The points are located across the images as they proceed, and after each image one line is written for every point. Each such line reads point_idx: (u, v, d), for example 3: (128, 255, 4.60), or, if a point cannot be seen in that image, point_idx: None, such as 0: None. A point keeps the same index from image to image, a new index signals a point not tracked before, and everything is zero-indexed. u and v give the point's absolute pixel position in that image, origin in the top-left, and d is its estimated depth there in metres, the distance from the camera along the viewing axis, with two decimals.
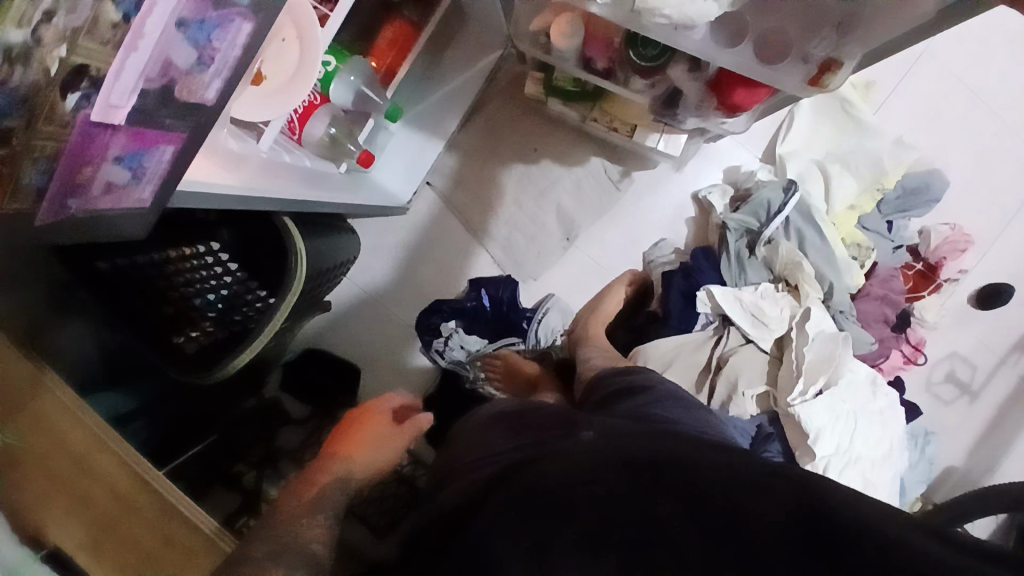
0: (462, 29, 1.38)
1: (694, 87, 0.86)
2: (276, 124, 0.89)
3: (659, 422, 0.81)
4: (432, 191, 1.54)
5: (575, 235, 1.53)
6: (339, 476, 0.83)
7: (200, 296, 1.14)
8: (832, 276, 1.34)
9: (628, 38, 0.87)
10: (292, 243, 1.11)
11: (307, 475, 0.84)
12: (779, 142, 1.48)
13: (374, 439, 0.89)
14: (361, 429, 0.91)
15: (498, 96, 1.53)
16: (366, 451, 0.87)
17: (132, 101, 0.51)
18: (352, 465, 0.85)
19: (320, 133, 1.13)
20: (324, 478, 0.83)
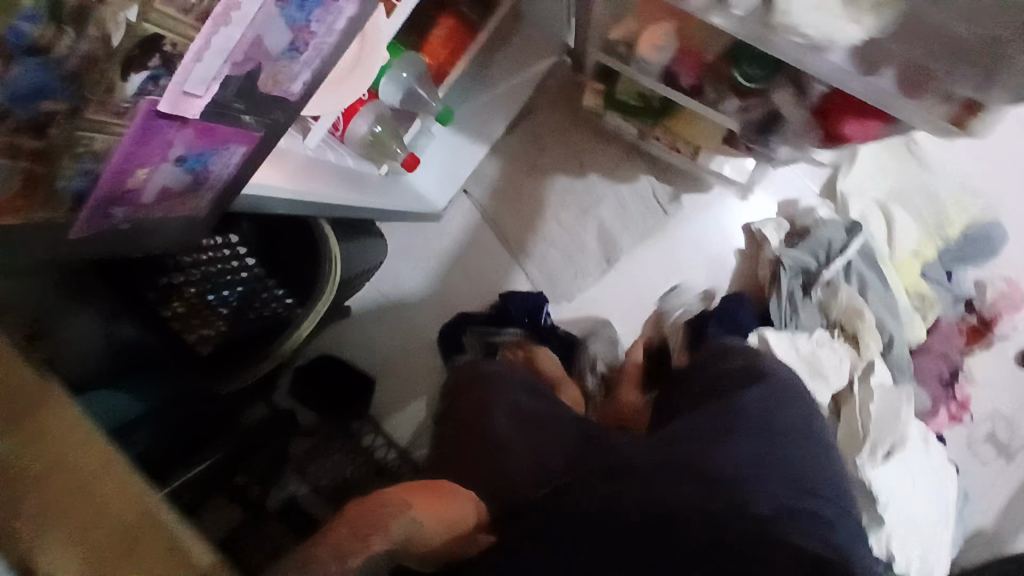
0: (517, 31, 1.32)
1: (797, 113, 0.77)
2: (326, 120, 0.81)
3: (737, 458, 0.76)
4: (468, 200, 1.45)
5: (616, 258, 1.42)
6: (404, 531, 0.63)
7: (219, 293, 1.07)
8: (893, 328, 1.24)
9: (730, 55, 0.76)
10: (325, 247, 1.04)
11: (360, 514, 0.63)
12: (840, 178, 1.35)
13: (447, 515, 0.69)
14: (439, 504, 0.70)
15: (546, 103, 1.43)
16: (435, 522, 0.67)
17: (212, 91, 0.47)
18: (424, 525, 0.66)
19: (363, 131, 1.05)
20: (383, 534, 0.61)
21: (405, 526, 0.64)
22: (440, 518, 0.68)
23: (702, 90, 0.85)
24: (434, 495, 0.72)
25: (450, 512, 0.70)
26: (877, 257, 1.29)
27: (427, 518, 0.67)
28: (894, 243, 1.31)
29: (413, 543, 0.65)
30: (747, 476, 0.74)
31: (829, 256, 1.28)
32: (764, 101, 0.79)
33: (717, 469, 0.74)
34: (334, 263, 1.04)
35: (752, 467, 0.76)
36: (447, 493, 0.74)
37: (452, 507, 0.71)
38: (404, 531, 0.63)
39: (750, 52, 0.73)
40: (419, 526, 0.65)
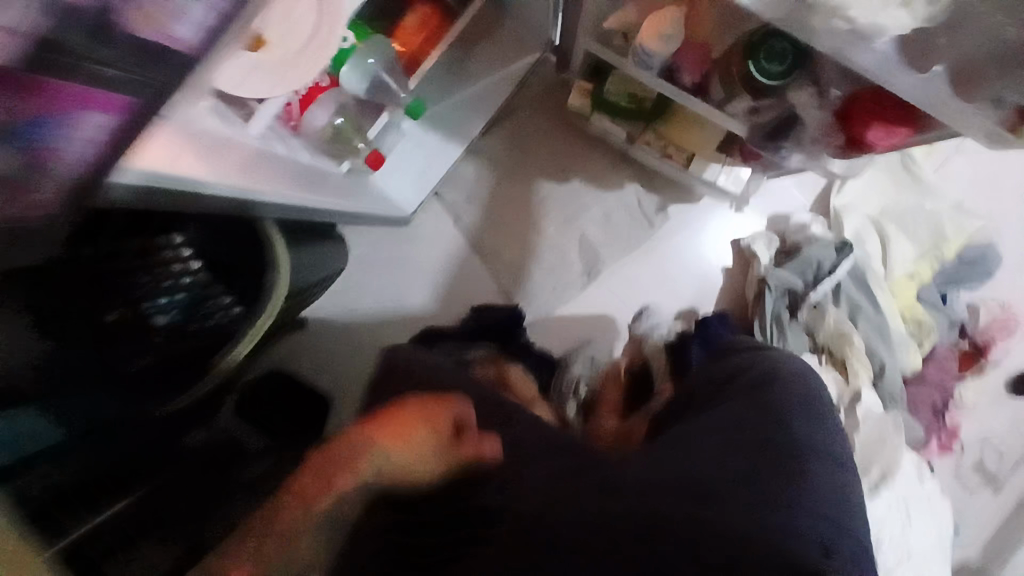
0: (499, 22, 1.21)
1: (817, 116, 0.67)
2: (272, 102, 0.70)
3: (754, 464, 0.62)
4: (439, 204, 1.34)
5: (597, 271, 1.32)
6: (368, 474, 0.62)
7: (166, 298, 0.85)
8: (883, 354, 1.16)
9: (746, 47, 0.67)
10: (272, 252, 0.89)
11: (326, 451, 0.63)
12: (833, 194, 1.27)
13: (418, 446, 0.63)
14: (405, 422, 0.64)
15: (528, 104, 1.33)
16: (402, 458, 0.63)
17: (67, 29, 0.33)
18: (391, 455, 0.62)
19: (322, 124, 0.93)
20: (348, 473, 0.61)
21: (368, 469, 0.61)
22: (409, 450, 0.63)
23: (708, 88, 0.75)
24: (405, 420, 0.64)
25: (422, 442, 0.63)
26: (868, 279, 1.21)
27: (393, 455, 0.62)
28: (890, 264, 1.25)
29: (386, 481, 0.63)
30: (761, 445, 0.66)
31: (818, 277, 1.19)
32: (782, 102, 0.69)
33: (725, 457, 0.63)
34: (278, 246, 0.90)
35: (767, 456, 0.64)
36: (421, 416, 0.64)
37: (424, 437, 0.63)
38: (371, 475, 0.62)
39: (770, 37, 0.64)
40: (386, 457, 0.62)
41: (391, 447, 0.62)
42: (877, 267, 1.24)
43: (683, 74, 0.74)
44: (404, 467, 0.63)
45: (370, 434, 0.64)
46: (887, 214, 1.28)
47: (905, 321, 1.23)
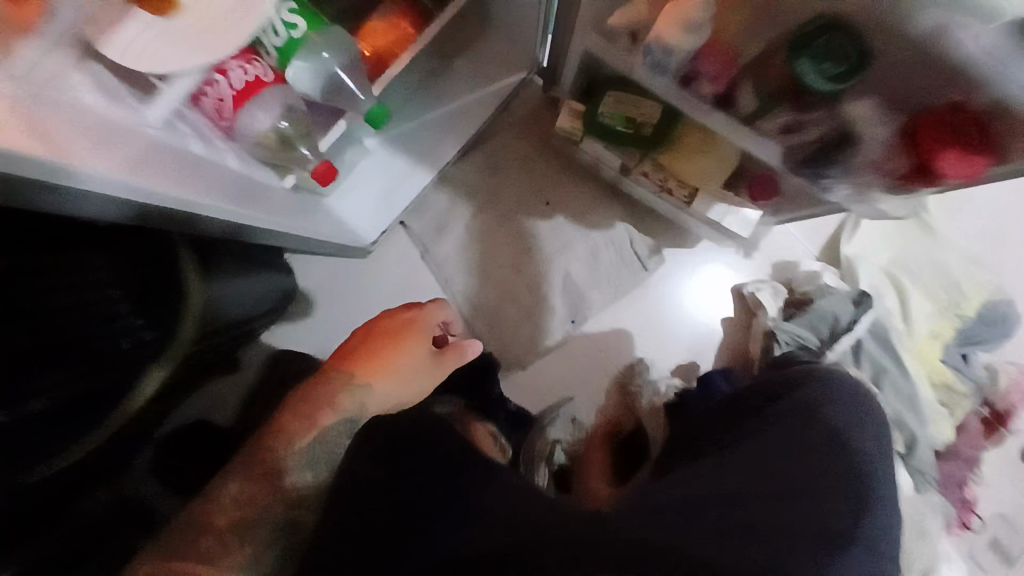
0: (480, 36, 1.08)
1: (881, 134, 0.54)
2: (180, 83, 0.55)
3: (765, 477, 0.57)
4: (405, 234, 1.17)
5: (584, 318, 1.16)
6: (353, 401, 0.71)
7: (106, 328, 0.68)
8: (913, 425, 1.04)
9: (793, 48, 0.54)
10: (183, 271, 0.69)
11: (308, 393, 0.72)
12: (844, 240, 1.14)
13: (398, 368, 0.77)
14: (392, 339, 0.80)
15: (508, 128, 1.19)
16: (384, 381, 0.75)
17: None
18: (374, 388, 0.74)
19: (266, 129, 0.76)
20: (328, 410, 0.70)
21: (351, 395, 0.72)
22: (388, 375, 0.76)
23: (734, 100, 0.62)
24: (383, 347, 0.79)
25: (402, 366, 0.77)
26: (892, 336, 1.08)
27: (374, 380, 0.74)
28: (908, 321, 1.12)
29: (374, 405, 0.73)
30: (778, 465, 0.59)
31: (834, 334, 1.05)
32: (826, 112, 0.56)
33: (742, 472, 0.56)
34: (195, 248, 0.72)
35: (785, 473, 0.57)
36: (395, 348, 0.79)
37: (398, 360, 0.77)
38: (353, 400, 0.71)
39: (831, 29, 0.50)
40: (369, 389, 0.73)
41: (376, 377, 0.75)
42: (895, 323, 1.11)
43: (699, 83, 0.61)
44: (395, 382, 0.75)
45: (355, 372, 0.75)
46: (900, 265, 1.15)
47: (935, 388, 1.10)
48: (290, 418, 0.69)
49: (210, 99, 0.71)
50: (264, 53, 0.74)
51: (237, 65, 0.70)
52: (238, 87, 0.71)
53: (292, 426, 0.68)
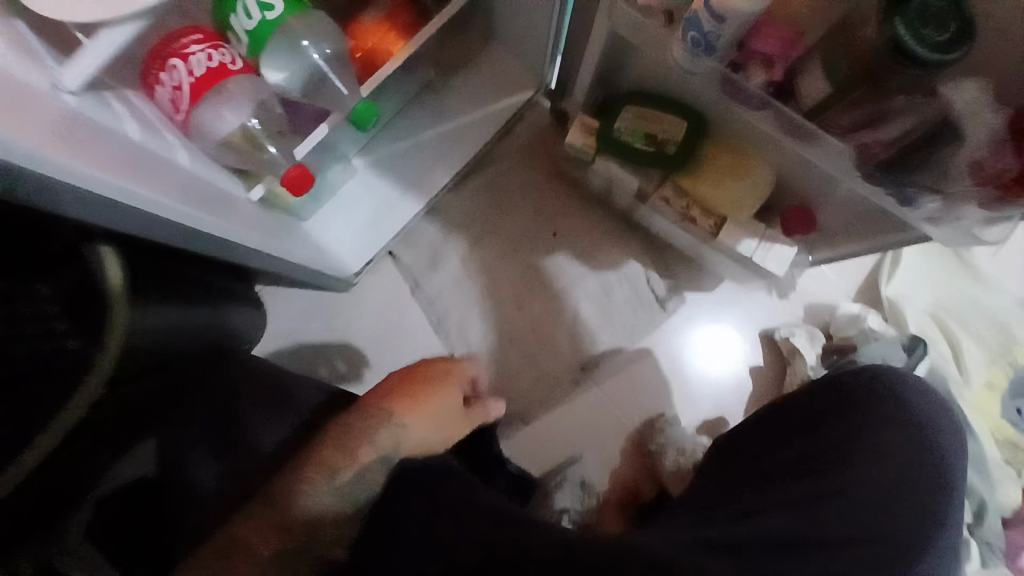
0: (483, 51, 1.00)
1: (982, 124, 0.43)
2: (98, 41, 0.43)
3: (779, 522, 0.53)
4: (394, 265, 1.05)
5: (595, 364, 1.04)
6: (389, 441, 0.54)
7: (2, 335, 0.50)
8: (983, 489, 0.90)
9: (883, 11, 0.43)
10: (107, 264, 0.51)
11: (333, 432, 0.55)
12: (883, 282, 1.01)
13: (439, 410, 0.59)
14: (425, 383, 0.61)
15: (511, 155, 1.07)
16: (425, 420, 0.57)
17: None
18: (413, 430, 0.56)
19: (230, 132, 0.65)
20: (365, 448, 0.53)
21: (387, 432, 0.55)
22: (429, 416, 0.58)
23: (793, 90, 0.51)
24: (422, 380, 0.61)
25: (442, 404, 0.60)
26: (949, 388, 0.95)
27: (413, 420, 0.56)
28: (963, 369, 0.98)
29: (412, 447, 0.55)
30: (802, 506, 0.55)
31: None
32: (916, 103, 0.46)
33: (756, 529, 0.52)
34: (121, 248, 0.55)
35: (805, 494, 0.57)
36: (436, 384, 0.61)
37: (440, 398, 0.60)
38: (389, 437, 0.54)
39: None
40: (406, 431, 0.55)
41: (414, 420, 0.57)
42: (948, 371, 0.97)
43: (750, 69, 0.50)
44: (436, 427, 0.58)
45: (390, 408, 0.57)
46: (952, 307, 1.00)
47: (998, 445, 0.95)
48: (309, 452, 0.54)
49: (166, 87, 0.61)
50: (235, 41, 0.65)
51: (200, 49, 0.60)
52: (198, 73, 0.60)
53: (318, 460, 0.53)
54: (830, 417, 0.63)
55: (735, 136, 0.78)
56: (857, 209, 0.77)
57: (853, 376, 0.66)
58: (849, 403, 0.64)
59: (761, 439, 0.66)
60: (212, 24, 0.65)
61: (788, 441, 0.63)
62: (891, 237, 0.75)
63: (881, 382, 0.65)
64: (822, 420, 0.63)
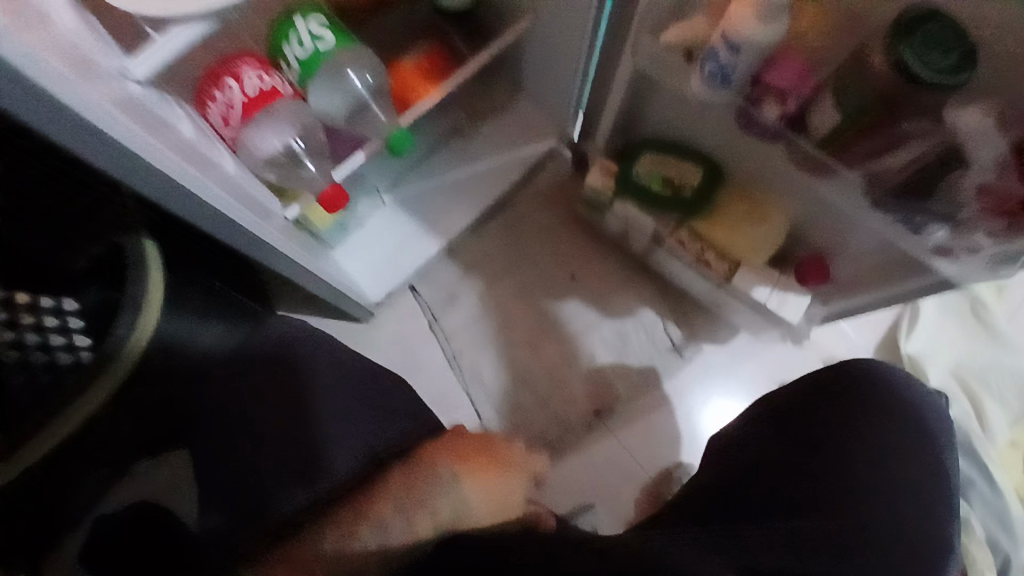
0: (511, 102, 1.06)
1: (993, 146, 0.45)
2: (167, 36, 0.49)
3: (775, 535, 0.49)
4: (414, 300, 1.06)
5: (609, 410, 1.03)
6: (449, 512, 0.49)
7: (21, 334, 0.68)
8: (1007, 546, 0.87)
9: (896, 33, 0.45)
10: (143, 275, 0.66)
11: (394, 480, 0.50)
12: (902, 337, 1.01)
13: (506, 487, 0.53)
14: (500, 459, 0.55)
15: (533, 200, 1.11)
16: (490, 501, 0.51)
17: None
18: (472, 499, 0.50)
19: (272, 152, 0.70)
20: (423, 510, 0.48)
21: (449, 503, 0.49)
22: (493, 490, 0.52)
23: (806, 122, 0.54)
24: (495, 454, 0.55)
25: (510, 484, 0.54)
26: (974, 442, 0.92)
27: (478, 491, 0.51)
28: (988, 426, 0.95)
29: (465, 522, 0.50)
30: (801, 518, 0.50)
31: None
32: (926, 128, 0.48)
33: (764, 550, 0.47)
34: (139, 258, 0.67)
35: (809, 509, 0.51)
36: (506, 461, 0.55)
37: (507, 477, 0.54)
38: (449, 507, 0.49)
39: (926, 19, 0.44)
40: (465, 498, 0.50)
41: (476, 487, 0.51)
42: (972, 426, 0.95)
43: (765, 104, 0.54)
44: (497, 503, 0.52)
45: (457, 468, 0.51)
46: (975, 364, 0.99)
47: None
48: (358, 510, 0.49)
49: (218, 104, 0.66)
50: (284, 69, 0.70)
51: (253, 73, 0.66)
52: (250, 94, 0.66)
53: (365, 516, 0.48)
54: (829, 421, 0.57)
55: (749, 183, 0.81)
56: (872, 261, 0.78)
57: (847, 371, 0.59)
58: (845, 405, 0.58)
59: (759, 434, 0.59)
60: (265, 54, 0.71)
61: (783, 435, 0.57)
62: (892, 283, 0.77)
63: (887, 382, 0.59)
64: (819, 425, 0.57)
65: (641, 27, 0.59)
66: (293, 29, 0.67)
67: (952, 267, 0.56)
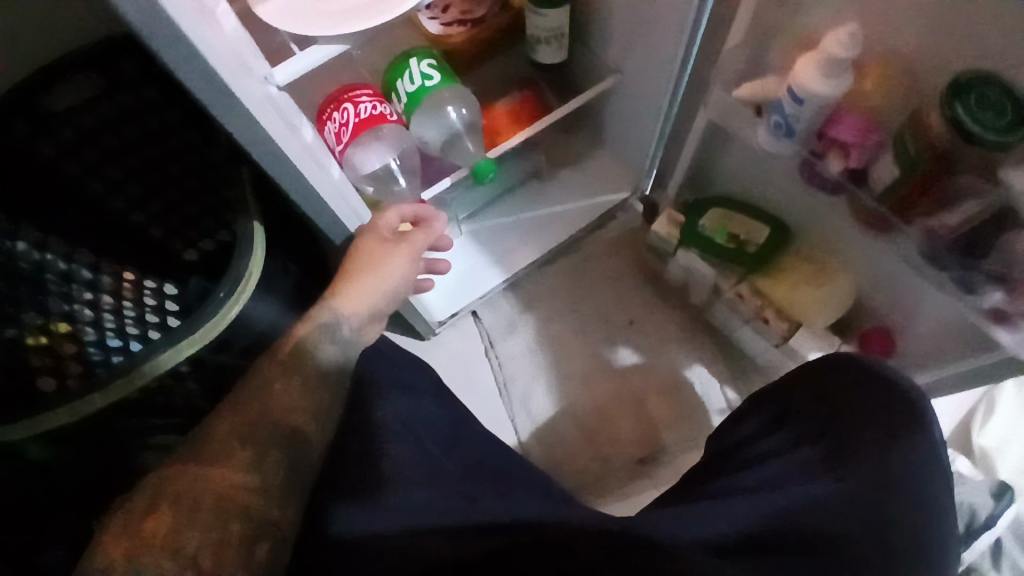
0: (590, 153, 1.13)
1: None
2: (309, 54, 0.60)
3: (733, 484, 0.54)
4: (475, 324, 1.12)
5: (654, 459, 1.02)
6: (328, 316, 0.64)
7: (101, 295, 0.77)
8: None
9: (955, 89, 0.48)
10: (247, 251, 0.74)
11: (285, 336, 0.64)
12: (975, 429, 0.94)
13: (364, 265, 0.68)
14: (350, 253, 0.70)
15: (601, 246, 1.15)
16: (352, 285, 0.66)
17: None
18: (340, 296, 0.66)
19: (372, 170, 0.80)
20: (303, 327, 0.63)
21: (321, 313, 0.64)
22: (354, 281, 0.67)
23: (868, 177, 0.58)
24: (345, 259, 0.70)
25: (369, 261, 0.69)
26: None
27: (338, 290, 0.66)
28: None
29: (360, 311, 0.66)
30: (767, 476, 0.54)
31: (969, 530, 0.83)
32: (979, 188, 0.51)
33: (719, 501, 0.50)
34: (243, 226, 0.74)
35: (788, 475, 0.53)
36: (358, 246, 0.71)
37: (364, 253, 0.69)
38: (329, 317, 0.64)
39: (986, 81, 0.47)
40: (335, 301, 0.65)
41: (338, 291, 0.66)
42: None
43: (829, 156, 0.58)
44: (370, 282, 0.67)
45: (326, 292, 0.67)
46: None
47: None
48: (265, 403, 0.54)
49: (334, 123, 0.77)
50: (395, 101, 0.80)
51: (368, 100, 0.76)
52: (362, 116, 0.75)
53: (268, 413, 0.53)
54: (818, 423, 0.57)
55: (814, 243, 0.82)
56: (942, 336, 0.75)
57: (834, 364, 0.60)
58: (835, 398, 0.58)
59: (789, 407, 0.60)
60: (383, 87, 0.82)
61: (795, 450, 0.56)
62: (964, 365, 0.73)
63: (884, 374, 0.57)
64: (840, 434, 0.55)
65: (717, 82, 0.65)
66: (407, 68, 0.78)
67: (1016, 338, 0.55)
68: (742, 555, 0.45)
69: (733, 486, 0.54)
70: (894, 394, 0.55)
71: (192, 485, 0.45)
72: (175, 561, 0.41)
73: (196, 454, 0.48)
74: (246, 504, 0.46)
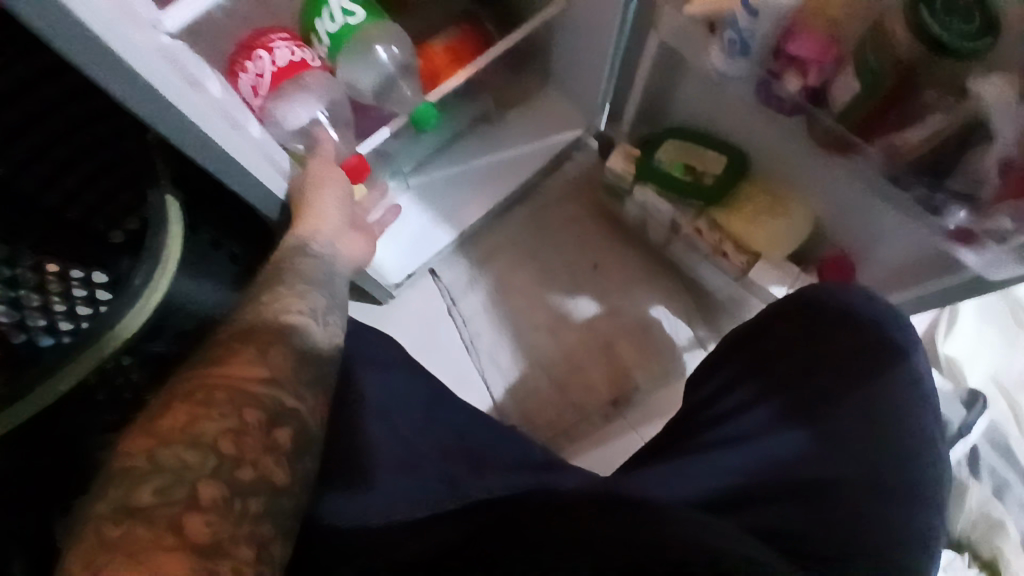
0: (538, 91, 1.07)
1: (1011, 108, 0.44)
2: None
3: (719, 433, 0.54)
4: (434, 283, 1.07)
5: (627, 401, 1.01)
6: (298, 247, 0.65)
7: (23, 292, 0.66)
8: None
9: None
10: (163, 227, 0.67)
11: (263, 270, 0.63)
12: (940, 338, 0.96)
13: (318, 198, 0.70)
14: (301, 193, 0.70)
15: (558, 190, 1.11)
16: (314, 218, 0.68)
17: None
18: (305, 227, 0.67)
19: (298, 125, 0.73)
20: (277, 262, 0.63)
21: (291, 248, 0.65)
22: (313, 213, 0.69)
23: (826, 96, 0.54)
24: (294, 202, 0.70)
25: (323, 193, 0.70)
26: (1013, 446, 0.88)
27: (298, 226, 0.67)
28: None
29: (325, 237, 0.68)
30: (751, 424, 0.54)
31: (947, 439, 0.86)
32: (947, 102, 0.49)
33: (709, 455, 0.50)
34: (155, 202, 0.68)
35: (778, 424, 0.54)
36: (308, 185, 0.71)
37: (315, 190, 0.71)
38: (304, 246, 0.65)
39: None
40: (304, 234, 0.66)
41: (300, 225, 0.67)
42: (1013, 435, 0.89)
43: (785, 76, 0.54)
44: (330, 212, 0.70)
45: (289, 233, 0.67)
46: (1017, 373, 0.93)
47: None
48: (258, 315, 0.54)
49: (249, 74, 0.70)
50: (315, 42, 0.73)
51: (285, 45, 0.70)
52: (281, 64, 0.69)
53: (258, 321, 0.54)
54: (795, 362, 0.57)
55: (772, 172, 0.80)
56: (905, 263, 0.73)
57: (810, 299, 0.58)
58: (815, 337, 0.57)
59: (766, 345, 0.59)
60: (301, 31, 0.74)
61: (773, 395, 0.56)
62: (929, 291, 0.73)
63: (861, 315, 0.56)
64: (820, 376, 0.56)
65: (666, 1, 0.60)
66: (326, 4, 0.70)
67: (981, 258, 0.53)
68: (754, 512, 0.46)
69: (721, 435, 0.53)
70: (871, 323, 0.56)
71: (201, 381, 0.46)
72: (193, 446, 0.42)
73: (194, 372, 0.48)
74: (246, 391, 0.46)
